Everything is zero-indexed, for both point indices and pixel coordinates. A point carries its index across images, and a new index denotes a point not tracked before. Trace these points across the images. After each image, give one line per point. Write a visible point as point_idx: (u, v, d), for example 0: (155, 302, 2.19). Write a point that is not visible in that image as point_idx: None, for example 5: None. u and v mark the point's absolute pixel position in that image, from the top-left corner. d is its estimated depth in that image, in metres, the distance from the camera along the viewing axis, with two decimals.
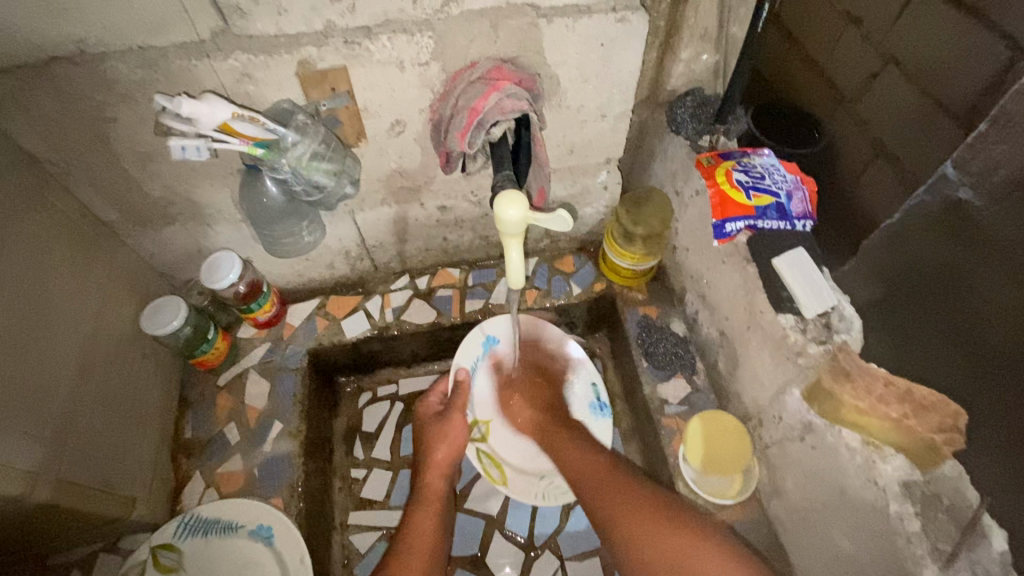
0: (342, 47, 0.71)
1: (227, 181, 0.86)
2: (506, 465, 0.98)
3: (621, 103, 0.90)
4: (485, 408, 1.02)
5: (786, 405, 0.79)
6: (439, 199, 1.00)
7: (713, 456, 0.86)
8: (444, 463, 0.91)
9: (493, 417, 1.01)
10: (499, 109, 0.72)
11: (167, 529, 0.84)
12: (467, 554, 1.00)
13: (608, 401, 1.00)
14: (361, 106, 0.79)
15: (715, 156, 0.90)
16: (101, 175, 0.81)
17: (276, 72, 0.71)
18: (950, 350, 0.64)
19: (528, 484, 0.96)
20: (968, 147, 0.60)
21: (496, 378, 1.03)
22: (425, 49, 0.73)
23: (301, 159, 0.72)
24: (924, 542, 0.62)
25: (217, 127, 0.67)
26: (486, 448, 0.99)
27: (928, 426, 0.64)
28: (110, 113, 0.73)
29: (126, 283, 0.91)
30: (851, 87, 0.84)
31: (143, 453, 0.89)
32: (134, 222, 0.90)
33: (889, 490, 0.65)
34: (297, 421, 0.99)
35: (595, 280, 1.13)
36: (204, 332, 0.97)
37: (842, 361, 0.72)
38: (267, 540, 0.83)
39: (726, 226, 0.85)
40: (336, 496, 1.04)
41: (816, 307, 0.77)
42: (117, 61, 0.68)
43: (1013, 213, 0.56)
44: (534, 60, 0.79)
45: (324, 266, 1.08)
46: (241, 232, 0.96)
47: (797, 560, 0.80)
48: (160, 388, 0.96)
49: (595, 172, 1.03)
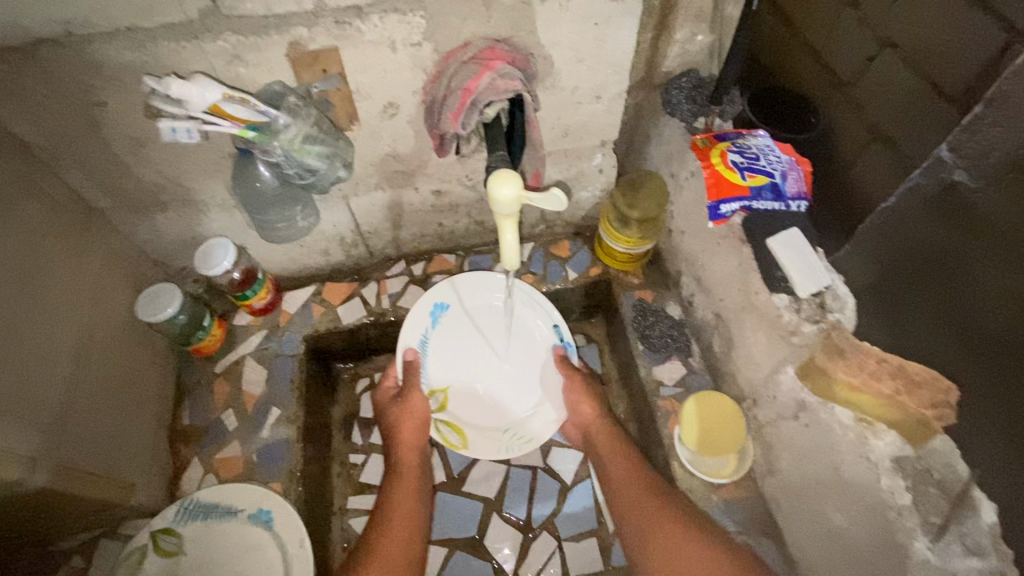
0: (334, 28, 0.70)
1: (220, 166, 0.85)
2: (467, 429, 0.95)
3: (616, 84, 0.89)
4: (442, 374, 0.97)
5: (780, 384, 0.80)
6: (434, 183, 0.99)
7: (709, 439, 0.86)
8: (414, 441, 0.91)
9: (450, 383, 0.97)
10: (493, 90, 0.71)
11: (167, 514, 0.84)
12: (465, 535, 1.01)
13: (572, 340, 0.99)
14: (353, 88, 0.78)
15: (710, 137, 0.90)
16: (91, 161, 0.80)
17: (267, 54, 0.71)
18: (944, 332, 0.64)
19: (491, 441, 0.94)
20: (963, 129, 0.58)
21: (446, 342, 0.98)
22: (417, 29, 0.73)
23: (293, 142, 0.71)
24: (914, 516, 0.64)
25: (208, 109, 0.66)
26: (446, 417, 0.95)
27: (920, 402, 0.65)
28: (99, 96, 0.72)
29: (120, 271, 0.91)
30: (848, 71, 0.79)
31: (141, 440, 0.89)
32: (126, 209, 0.89)
33: (880, 464, 0.68)
34: (295, 406, 0.99)
35: (591, 265, 1.13)
36: (200, 319, 0.97)
37: (836, 338, 0.73)
38: (266, 524, 0.84)
39: (721, 207, 0.85)
40: (335, 481, 1.05)
41: (811, 287, 0.77)
42: (104, 43, 0.67)
43: (1007, 195, 0.55)
44: (528, 40, 0.78)
45: (319, 253, 1.07)
46: (235, 218, 0.95)
47: (790, 537, 0.81)
48: (157, 376, 0.96)
49: (590, 155, 1.02)
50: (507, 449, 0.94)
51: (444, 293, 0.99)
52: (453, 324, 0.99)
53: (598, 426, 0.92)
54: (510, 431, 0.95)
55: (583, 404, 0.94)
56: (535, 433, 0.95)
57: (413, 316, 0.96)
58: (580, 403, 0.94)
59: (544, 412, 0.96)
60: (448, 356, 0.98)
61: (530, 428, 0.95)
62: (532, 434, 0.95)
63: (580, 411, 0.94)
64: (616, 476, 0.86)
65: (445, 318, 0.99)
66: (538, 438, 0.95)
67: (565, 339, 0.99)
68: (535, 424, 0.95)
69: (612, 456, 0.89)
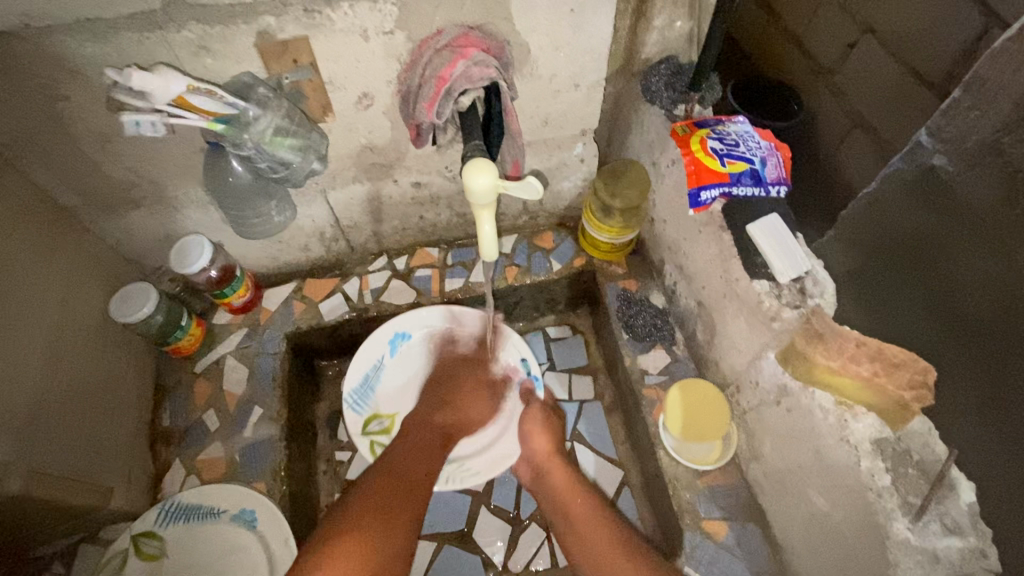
0: (303, 16, 0.69)
1: (192, 161, 0.83)
2: None
3: (594, 72, 0.89)
4: (393, 400, 0.99)
5: (762, 370, 0.80)
6: (413, 175, 0.98)
7: (692, 425, 0.88)
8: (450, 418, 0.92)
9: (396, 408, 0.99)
10: (468, 77, 0.70)
11: (148, 517, 0.83)
12: (454, 530, 1.00)
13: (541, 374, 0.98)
14: (326, 79, 0.76)
15: (690, 125, 0.89)
16: (58, 159, 0.78)
17: (234, 44, 0.69)
18: (924, 315, 0.64)
19: None
20: (941, 114, 0.58)
21: (405, 372, 1.02)
22: (389, 17, 0.71)
23: (264, 134, 0.70)
24: (894, 498, 0.64)
25: (172, 101, 0.64)
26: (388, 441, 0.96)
27: (898, 383, 0.65)
28: (60, 91, 0.70)
29: (92, 270, 0.88)
30: (829, 59, 0.92)
31: (119, 443, 0.87)
32: (96, 207, 0.87)
33: (860, 447, 0.67)
34: (277, 405, 0.97)
35: (575, 255, 1.12)
36: (177, 318, 0.95)
37: (816, 323, 0.72)
38: (250, 524, 0.83)
39: (702, 195, 0.83)
40: (321, 480, 1.04)
41: (791, 273, 0.77)
42: (65, 35, 0.64)
43: (983, 179, 0.55)
44: (503, 27, 0.77)
45: (299, 248, 1.06)
46: (211, 214, 0.93)
47: (775, 520, 0.82)
48: (135, 377, 0.94)
49: (571, 145, 1.02)
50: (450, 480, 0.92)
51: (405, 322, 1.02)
52: (414, 352, 1.02)
53: (555, 464, 0.87)
54: (456, 462, 0.94)
55: (538, 438, 0.90)
56: (480, 469, 0.94)
57: (371, 340, 1.00)
58: (536, 437, 0.90)
59: (493, 449, 0.95)
60: (404, 384, 1.01)
61: (478, 462, 0.94)
62: (479, 469, 0.94)
63: (534, 446, 0.89)
64: (581, 527, 0.78)
65: (408, 346, 1.03)
66: (483, 474, 0.93)
67: (534, 373, 0.99)
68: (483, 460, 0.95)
69: (573, 502, 0.82)
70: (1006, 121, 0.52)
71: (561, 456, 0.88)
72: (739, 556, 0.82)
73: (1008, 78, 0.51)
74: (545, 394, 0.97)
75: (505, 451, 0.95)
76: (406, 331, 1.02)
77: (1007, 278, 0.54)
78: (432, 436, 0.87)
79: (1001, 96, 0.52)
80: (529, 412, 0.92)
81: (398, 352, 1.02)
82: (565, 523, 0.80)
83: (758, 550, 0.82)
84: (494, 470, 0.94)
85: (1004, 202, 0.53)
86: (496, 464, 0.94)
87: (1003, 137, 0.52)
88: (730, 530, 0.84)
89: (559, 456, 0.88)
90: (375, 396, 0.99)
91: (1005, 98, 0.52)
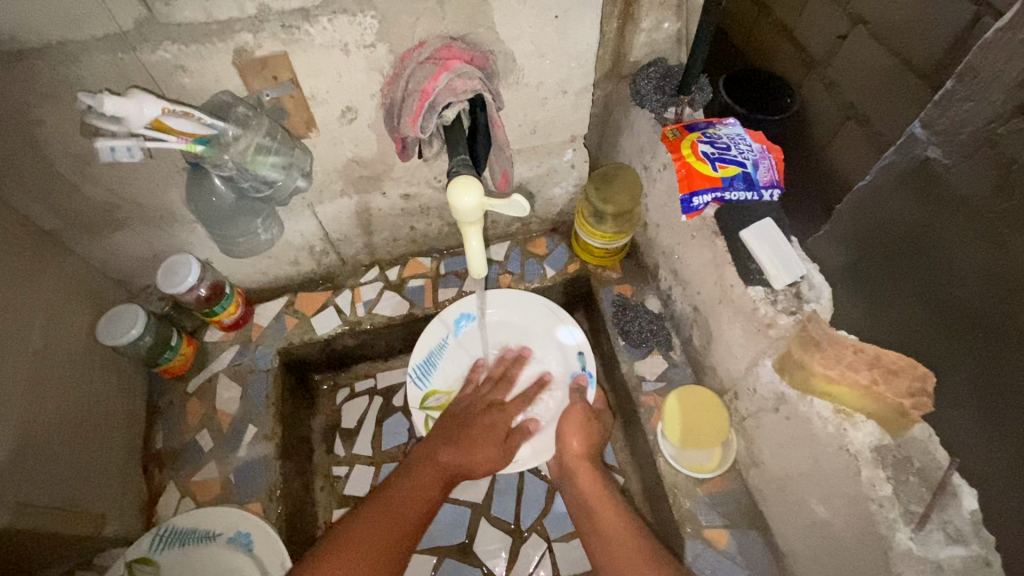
0: (281, 32, 0.67)
1: (174, 180, 0.82)
2: None
3: (581, 78, 0.88)
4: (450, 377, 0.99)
5: (759, 377, 0.80)
6: (402, 186, 0.97)
7: (693, 433, 0.85)
8: (465, 456, 0.84)
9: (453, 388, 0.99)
10: (451, 90, 0.68)
11: (142, 543, 0.82)
12: (455, 542, 1.00)
13: (594, 371, 0.96)
14: (307, 94, 0.75)
15: (680, 128, 0.88)
16: (37, 184, 0.76)
17: (211, 63, 0.68)
18: (923, 305, 0.61)
19: None
20: (934, 105, 0.56)
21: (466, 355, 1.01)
22: (369, 30, 0.70)
23: (244, 154, 0.69)
24: (896, 507, 0.63)
25: (148, 125, 0.63)
26: None
27: (897, 391, 0.64)
28: (35, 114, 0.68)
29: (79, 294, 0.87)
30: (820, 50, 0.91)
31: (111, 467, 0.86)
32: (79, 229, 0.85)
33: (861, 455, 0.66)
34: (271, 422, 0.96)
35: (569, 261, 1.11)
36: (166, 338, 0.94)
37: (812, 330, 0.71)
38: (246, 547, 0.82)
39: (693, 200, 0.82)
40: (319, 495, 1.03)
41: (786, 278, 0.75)
42: (36, 59, 0.63)
43: (979, 170, 0.53)
44: (486, 36, 0.75)
45: (289, 263, 1.04)
46: (197, 232, 0.92)
47: (777, 527, 0.81)
48: (125, 399, 0.93)
49: (560, 151, 1.00)
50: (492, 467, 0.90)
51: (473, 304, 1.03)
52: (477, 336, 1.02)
53: (583, 468, 0.87)
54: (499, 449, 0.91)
55: (572, 438, 0.89)
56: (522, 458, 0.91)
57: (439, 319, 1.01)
58: (570, 437, 0.89)
59: (537, 441, 0.92)
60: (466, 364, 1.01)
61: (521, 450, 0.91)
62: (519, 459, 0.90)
63: (567, 445, 0.89)
64: (607, 534, 0.77)
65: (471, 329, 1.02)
66: (522, 463, 0.90)
67: (586, 369, 0.97)
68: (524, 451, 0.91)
69: (601, 509, 0.81)
70: (999, 112, 0.50)
71: (592, 461, 0.88)
72: (741, 563, 0.82)
73: (1001, 67, 0.49)
74: (595, 396, 0.94)
75: (546, 445, 0.91)
76: (470, 313, 1.02)
77: (1003, 267, 0.52)
78: (432, 477, 0.81)
79: (994, 87, 0.50)
80: (569, 410, 0.91)
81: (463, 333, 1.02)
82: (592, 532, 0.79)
83: (761, 557, 0.82)
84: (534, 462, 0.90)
85: (998, 193, 0.51)
86: (537, 453, 0.91)
87: (997, 129, 0.50)
88: (732, 538, 0.83)
89: (589, 461, 0.87)
90: (436, 371, 0.99)
91: (998, 88, 0.50)
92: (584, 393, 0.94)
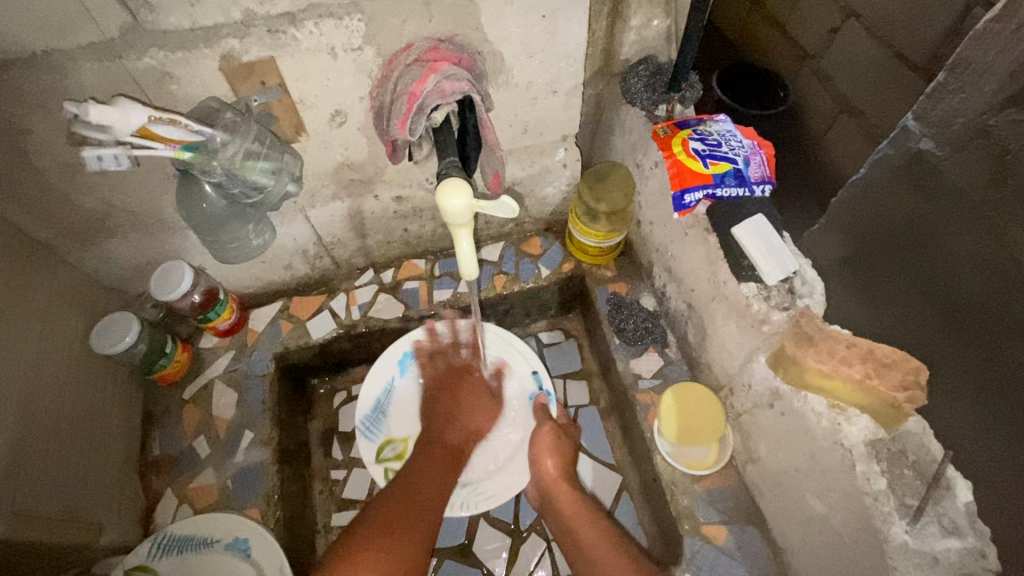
0: (267, 37, 0.67)
1: (164, 187, 0.81)
2: None
3: (571, 77, 0.88)
4: (403, 424, 0.97)
5: (754, 373, 0.80)
6: (394, 188, 0.96)
7: (689, 429, 0.86)
8: (463, 433, 0.92)
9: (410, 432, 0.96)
10: (439, 92, 0.68)
11: (140, 550, 0.81)
12: (455, 544, 1.00)
13: (551, 388, 0.97)
14: (296, 99, 0.75)
15: (671, 125, 0.88)
16: (27, 196, 0.76)
17: (198, 69, 0.67)
18: (918, 298, 0.61)
19: None
20: (927, 97, 0.56)
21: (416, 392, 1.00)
22: (356, 33, 0.69)
23: (234, 160, 0.68)
24: (891, 500, 0.63)
25: (136, 133, 0.63)
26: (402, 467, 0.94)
27: (891, 384, 0.64)
28: (23, 124, 0.68)
29: (72, 303, 0.87)
30: (814, 43, 0.88)
31: (107, 476, 0.86)
32: (70, 239, 0.85)
33: (855, 450, 0.66)
34: (268, 427, 0.96)
35: (563, 260, 1.11)
36: (161, 345, 0.94)
37: (805, 326, 0.72)
38: (244, 553, 0.81)
39: (685, 197, 0.82)
40: (317, 500, 1.03)
41: (779, 274, 0.76)
42: (22, 69, 0.62)
43: (975, 162, 0.52)
44: (474, 37, 0.75)
45: (283, 267, 1.04)
46: (190, 239, 0.92)
47: (774, 522, 0.81)
48: (120, 408, 0.92)
49: (552, 150, 1.00)
50: (464, 505, 0.90)
51: (413, 342, 1.01)
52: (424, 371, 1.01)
53: (562, 488, 0.86)
54: (469, 487, 0.92)
55: (546, 460, 0.88)
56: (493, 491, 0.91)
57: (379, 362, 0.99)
58: (544, 458, 0.88)
59: (507, 471, 0.93)
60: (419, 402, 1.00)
61: (492, 484, 0.92)
62: (493, 492, 0.91)
63: (542, 468, 0.88)
64: (592, 551, 0.77)
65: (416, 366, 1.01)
66: (497, 497, 0.91)
67: (545, 387, 0.97)
68: (496, 482, 0.92)
69: (582, 529, 0.80)
70: (992, 102, 0.50)
71: (568, 481, 0.87)
72: (740, 559, 0.82)
73: (994, 57, 0.49)
74: (557, 410, 0.96)
75: (518, 472, 0.93)
76: (414, 351, 1.01)
77: (999, 258, 0.52)
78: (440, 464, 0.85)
79: (987, 77, 0.50)
80: (539, 432, 0.91)
81: (408, 372, 1.00)
82: (572, 544, 0.80)
83: (759, 553, 0.82)
84: (508, 492, 0.91)
85: (993, 184, 0.51)
86: (509, 487, 0.92)
87: (991, 120, 0.50)
88: (730, 534, 0.83)
89: (565, 482, 0.87)
90: (386, 420, 0.97)
91: (991, 79, 0.50)
92: (547, 411, 0.94)
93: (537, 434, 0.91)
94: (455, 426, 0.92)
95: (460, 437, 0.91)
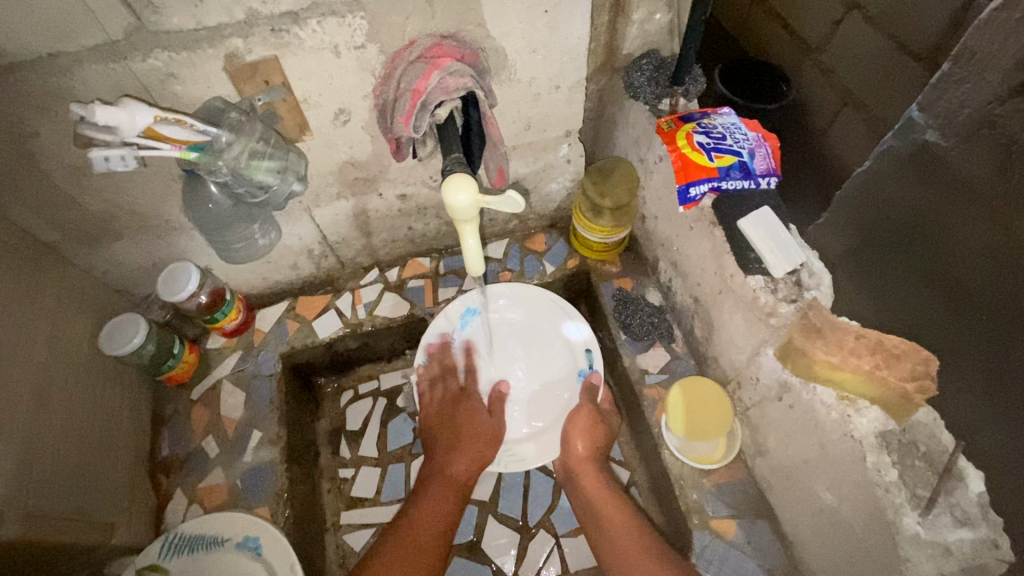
0: (270, 36, 0.67)
1: (170, 188, 0.82)
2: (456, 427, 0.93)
3: (574, 73, 0.87)
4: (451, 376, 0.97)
5: (762, 366, 0.80)
6: (398, 187, 0.96)
7: (696, 425, 0.85)
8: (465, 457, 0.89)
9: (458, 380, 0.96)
10: (443, 88, 0.68)
11: (151, 550, 0.82)
12: (463, 541, 0.99)
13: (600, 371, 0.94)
14: (300, 98, 0.75)
15: (675, 119, 0.87)
16: (34, 198, 0.76)
17: (202, 69, 0.68)
18: (924, 288, 0.61)
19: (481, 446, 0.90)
20: (932, 88, 0.55)
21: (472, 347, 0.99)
22: (359, 31, 0.70)
23: (239, 159, 0.69)
24: (903, 491, 0.62)
25: (141, 133, 0.63)
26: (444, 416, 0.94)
27: (900, 375, 0.64)
28: (29, 127, 0.68)
29: (80, 305, 0.87)
30: (817, 36, 0.87)
31: (117, 476, 0.87)
32: (77, 241, 0.85)
33: (865, 441, 0.65)
34: (276, 427, 0.96)
35: (568, 256, 1.11)
36: (169, 347, 0.94)
37: (812, 317, 0.71)
38: (255, 551, 0.81)
39: (691, 190, 0.82)
40: (326, 498, 1.03)
41: (785, 265, 0.76)
42: (27, 71, 0.63)
43: (982, 151, 0.52)
44: (477, 34, 0.75)
45: (288, 267, 1.04)
46: (196, 240, 0.92)
47: (784, 515, 0.81)
48: (129, 409, 0.93)
49: (556, 146, 1.00)
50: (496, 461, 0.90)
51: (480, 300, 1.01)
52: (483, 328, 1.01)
53: (587, 469, 0.89)
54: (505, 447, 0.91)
55: (578, 441, 0.89)
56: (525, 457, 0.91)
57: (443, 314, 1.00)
58: (576, 440, 0.89)
59: (542, 438, 0.92)
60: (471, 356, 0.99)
61: (527, 449, 0.91)
62: (525, 456, 0.91)
63: (572, 448, 0.89)
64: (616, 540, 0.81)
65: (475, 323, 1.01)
66: (529, 461, 0.90)
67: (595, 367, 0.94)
68: (530, 448, 0.91)
69: (607, 513, 0.85)
70: (998, 92, 0.49)
71: (596, 462, 0.89)
72: (750, 553, 0.82)
73: (997, 47, 0.48)
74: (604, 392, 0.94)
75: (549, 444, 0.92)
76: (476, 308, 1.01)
77: (1005, 249, 0.51)
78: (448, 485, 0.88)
79: (992, 67, 0.49)
80: (578, 413, 0.90)
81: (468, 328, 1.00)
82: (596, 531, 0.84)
83: (769, 547, 0.82)
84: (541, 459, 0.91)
85: (1000, 174, 0.51)
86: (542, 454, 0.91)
87: (997, 110, 0.50)
88: (739, 528, 0.83)
89: (594, 462, 0.89)
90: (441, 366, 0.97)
91: (995, 69, 0.49)
92: (595, 393, 0.92)
93: (575, 412, 0.91)
94: (456, 448, 0.90)
95: (461, 465, 0.89)
